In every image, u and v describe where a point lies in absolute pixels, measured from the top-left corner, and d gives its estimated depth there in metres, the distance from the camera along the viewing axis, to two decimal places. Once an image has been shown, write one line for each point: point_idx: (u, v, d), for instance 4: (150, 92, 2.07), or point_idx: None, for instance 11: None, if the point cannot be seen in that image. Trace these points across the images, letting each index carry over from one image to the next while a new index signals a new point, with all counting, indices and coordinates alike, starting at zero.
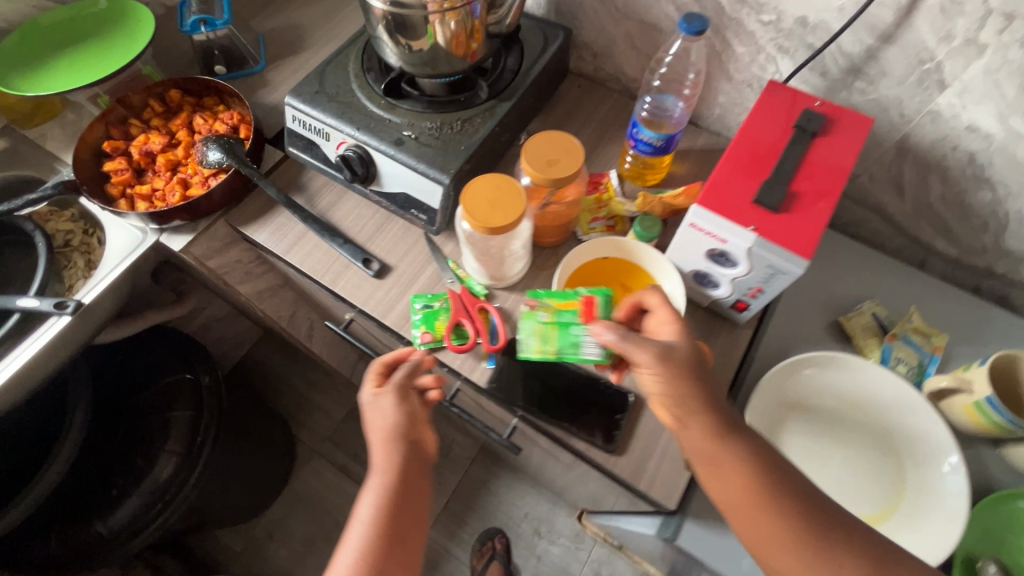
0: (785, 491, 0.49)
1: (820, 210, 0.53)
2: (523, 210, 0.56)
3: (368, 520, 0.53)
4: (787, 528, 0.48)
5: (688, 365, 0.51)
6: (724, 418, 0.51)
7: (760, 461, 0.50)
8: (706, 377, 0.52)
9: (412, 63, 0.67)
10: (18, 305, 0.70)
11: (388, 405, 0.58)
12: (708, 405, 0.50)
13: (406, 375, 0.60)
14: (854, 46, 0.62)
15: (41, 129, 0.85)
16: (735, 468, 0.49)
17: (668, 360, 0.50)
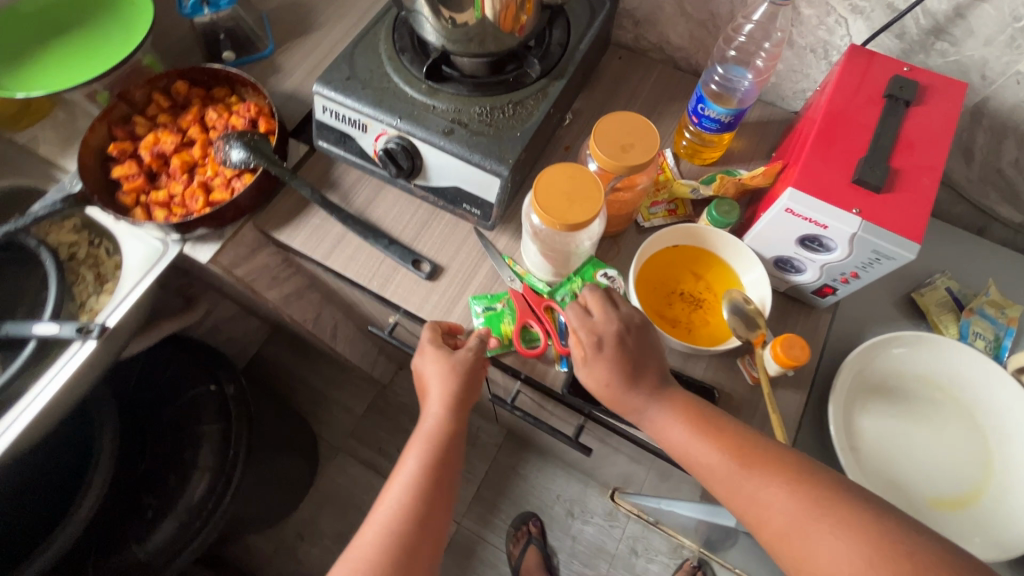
0: (712, 431, 0.51)
1: (925, 186, 0.50)
2: (599, 205, 0.53)
3: (418, 471, 0.56)
4: (713, 466, 0.50)
5: (605, 381, 0.54)
6: (656, 380, 0.54)
7: (681, 410, 0.53)
8: (634, 383, 0.53)
9: (454, 41, 0.61)
10: (35, 332, 0.66)
11: (456, 366, 0.58)
12: (629, 403, 0.54)
13: (476, 355, 0.59)
14: (940, 4, 0.57)
15: (30, 132, 0.76)
16: (663, 428, 0.53)
17: (584, 377, 0.56)
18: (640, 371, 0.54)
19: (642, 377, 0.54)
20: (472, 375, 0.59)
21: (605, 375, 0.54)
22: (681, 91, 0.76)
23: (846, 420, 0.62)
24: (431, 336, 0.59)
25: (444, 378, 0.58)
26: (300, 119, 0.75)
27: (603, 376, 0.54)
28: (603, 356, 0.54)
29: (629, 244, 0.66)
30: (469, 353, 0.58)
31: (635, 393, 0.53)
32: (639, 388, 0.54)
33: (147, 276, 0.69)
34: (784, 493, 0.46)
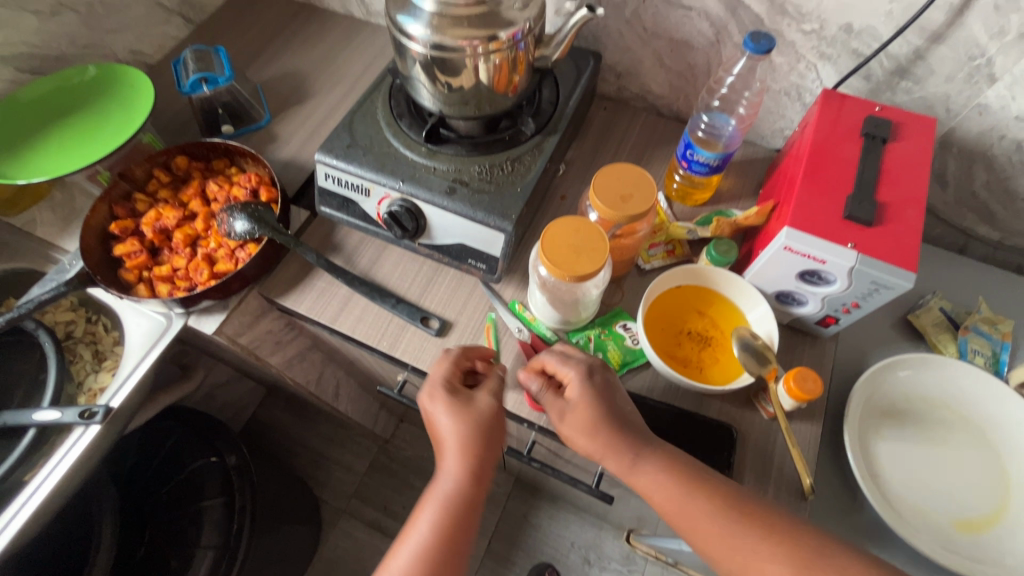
0: (704, 486, 0.49)
1: (913, 218, 0.52)
2: (605, 255, 0.54)
3: (428, 537, 0.52)
4: (712, 524, 0.48)
5: (597, 414, 0.53)
6: (637, 431, 0.53)
7: (666, 463, 0.51)
8: (616, 425, 0.52)
9: (450, 104, 0.63)
10: (35, 419, 0.65)
11: (465, 412, 0.56)
12: (618, 443, 0.52)
13: (492, 400, 0.57)
14: (901, 48, 0.61)
15: (27, 213, 0.77)
16: (654, 481, 0.51)
17: (570, 417, 0.54)
18: (624, 408, 0.54)
19: (623, 422, 0.53)
20: (489, 415, 0.56)
21: (594, 407, 0.53)
22: (666, 137, 0.80)
23: (862, 447, 0.62)
24: (440, 381, 0.57)
25: (465, 421, 0.55)
26: (299, 185, 0.77)
27: (593, 411, 0.53)
28: (592, 386, 0.54)
29: (632, 286, 0.67)
30: (491, 394, 0.57)
31: (623, 430, 0.52)
32: (619, 438, 0.52)
33: (150, 352, 0.68)
34: (782, 553, 0.45)
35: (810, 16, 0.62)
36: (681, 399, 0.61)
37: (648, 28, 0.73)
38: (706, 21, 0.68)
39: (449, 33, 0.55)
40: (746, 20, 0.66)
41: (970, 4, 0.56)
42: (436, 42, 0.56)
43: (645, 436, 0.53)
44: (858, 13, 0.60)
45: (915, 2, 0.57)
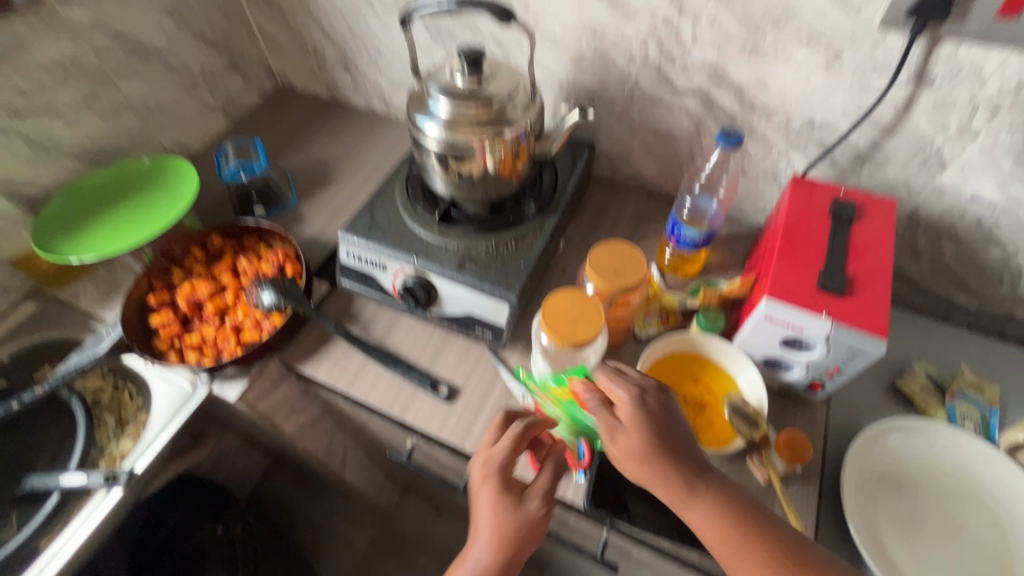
0: (761, 536, 0.49)
1: (881, 289, 0.57)
2: (601, 323, 0.59)
3: None
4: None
5: (649, 440, 0.52)
6: (693, 467, 0.52)
7: (721, 504, 0.50)
8: (671, 452, 0.52)
9: (461, 189, 0.71)
10: (62, 482, 0.69)
11: (512, 505, 0.55)
12: (672, 473, 0.51)
13: (540, 517, 0.55)
14: (860, 139, 0.69)
15: (72, 287, 0.85)
16: (708, 519, 0.50)
17: (621, 440, 0.53)
18: (675, 436, 0.53)
19: (681, 452, 0.52)
20: (531, 524, 0.55)
21: (644, 431, 0.53)
22: (656, 216, 0.87)
23: (862, 512, 0.63)
24: (495, 460, 0.57)
25: (515, 526, 0.54)
26: (322, 260, 0.84)
27: (648, 431, 0.53)
28: (643, 409, 0.54)
29: (629, 353, 0.72)
30: (542, 502, 0.56)
31: (676, 459, 0.52)
32: (675, 473, 0.51)
33: (175, 418, 0.72)
34: None
35: (777, 113, 0.71)
36: None
37: (636, 122, 0.82)
38: (687, 116, 0.77)
39: (461, 132, 0.64)
40: (721, 116, 0.75)
41: (913, 104, 0.64)
42: (450, 139, 0.64)
43: (702, 473, 0.52)
44: (818, 111, 0.69)
45: (866, 102, 0.65)
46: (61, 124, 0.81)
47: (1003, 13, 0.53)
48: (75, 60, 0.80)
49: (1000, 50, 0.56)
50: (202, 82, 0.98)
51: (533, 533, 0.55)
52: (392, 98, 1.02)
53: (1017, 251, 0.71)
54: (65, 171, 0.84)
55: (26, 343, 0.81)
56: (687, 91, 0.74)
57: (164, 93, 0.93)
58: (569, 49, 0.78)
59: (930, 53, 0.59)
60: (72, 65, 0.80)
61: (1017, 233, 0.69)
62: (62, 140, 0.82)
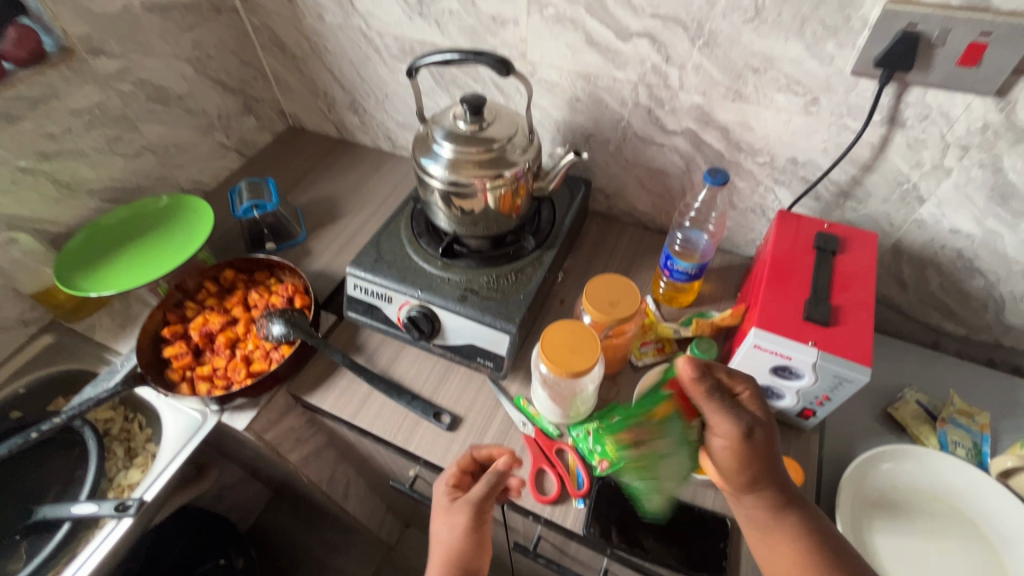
0: (833, 552, 0.52)
1: (864, 319, 0.60)
2: (598, 352, 0.62)
3: None
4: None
5: (750, 452, 0.53)
6: (785, 491, 0.54)
7: (802, 529, 0.53)
8: (765, 466, 0.54)
9: (463, 224, 0.75)
10: (72, 512, 0.70)
11: (444, 513, 0.60)
12: (767, 483, 0.53)
13: (462, 522, 0.58)
14: (841, 176, 0.73)
15: (88, 319, 0.89)
16: (789, 532, 0.53)
17: (727, 447, 0.54)
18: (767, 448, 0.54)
19: (776, 471, 0.54)
20: (456, 530, 0.58)
21: (745, 443, 0.53)
22: (650, 248, 0.91)
23: (856, 539, 0.64)
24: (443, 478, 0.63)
25: (451, 529, 0.58)
26: (329, 293, 0.87)
27: (756, 442, 0.53)
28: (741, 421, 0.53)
29: (627, 381, 0.74)
30: (465, 506, 0.58)
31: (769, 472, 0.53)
32: (772, 488, 0.53)
33: (184, 448, 0.74)
34: None
35: (761, 152, 0.75)
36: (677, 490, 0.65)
37: (630, 160, 0.86)
38: (677, 154, 0.81)
39: (463, 172, 0.68)
40: (710, 154, 0.79)
41: (888, 144, 0.68)
42: (453, 179, 0.68)
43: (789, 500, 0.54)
44: (800, 150, 0.73)
45: (844, 142, 0.69)
46: (86, 166, 0.86)
47: (963, 62, 0.57)
48: (101, 106, 0.85)
49: (964, 95, 0.60)
50: (218, 124, 1.04)
51: (461, 541, 0.57)
52: (398, 138, 1.07)
53: (998, 280, 0.74)
54: (87, 209, 0.88)
55: (42, 374, 0.84)
56: (677, 131, 0.79)
57: (183, 135, 0.98)
58: (564, 93, 0.82)
59: (900, 98, 0.63)
60: (99, 111, 0.85)
61: (996, 264, 0.72)
62: (86, 180, 0.87)
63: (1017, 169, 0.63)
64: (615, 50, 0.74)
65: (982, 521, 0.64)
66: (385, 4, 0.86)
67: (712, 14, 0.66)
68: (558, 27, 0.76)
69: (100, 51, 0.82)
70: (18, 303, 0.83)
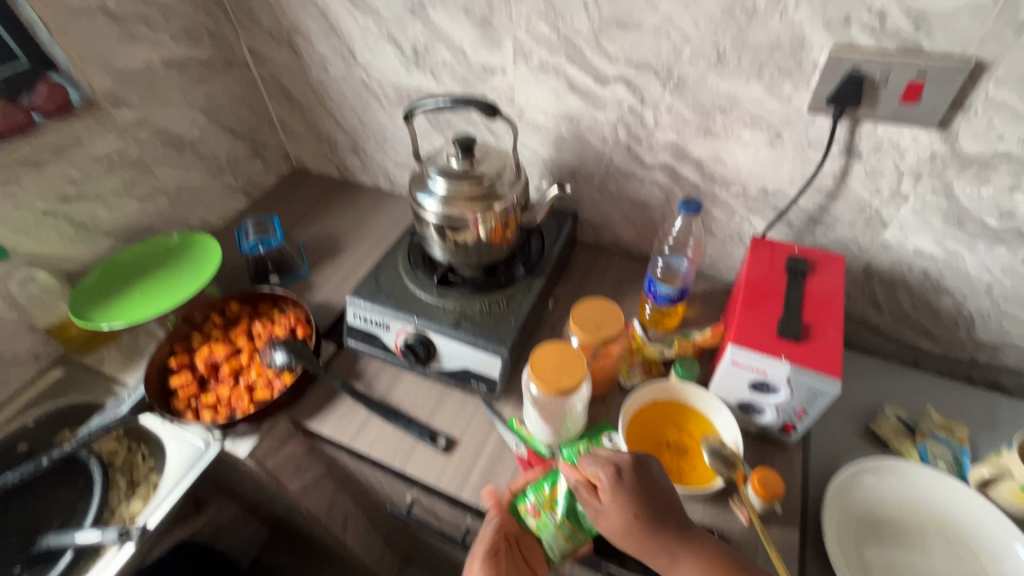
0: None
1: (834, 335, 0.64)
2: (584, 371, 0.65)
3: None
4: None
5: (633, 517, 0.55)
6: (678, 542, 0.55)
7: (711, 568, 0.54)
8: (648, 524, 0.55)
9: (457, 255, 0.80)
10: (76, 540, 0.72)
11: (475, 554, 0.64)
12: (656, 545, 0.55)
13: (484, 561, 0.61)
14: (809, 204, 0.78)
15: (97, 352, 0.92)
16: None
17: (605, 517, 0.57)
18: (657, 507, 0.56)
19: (665, 521, 0.56)
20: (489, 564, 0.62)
21: (623, 513, 0.56)
22: (637, 276, 0.96)
23: (844, 551, 0.65)
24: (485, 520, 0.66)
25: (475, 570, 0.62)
26: (330, 323, 0.91)
27: (632, 510, 0.56)
28: (621, 490, 0.56)
29: (615, 402, 0.77)
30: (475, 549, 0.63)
31: (658, 530, 0.55)
32: (662, 549, 0.55)
33: (187, 475, 0.76)
34: None
35: (734, 183, 0.81)
36: None
37: (614, 193, 0.92)
38: (657, 187, 0.87)
39: (455, 206, 0.73)
40: (687, 185, 0.84)
41: (848, 173, 0.73)
42: (446, 213, 0.73)
43: (687, 547, 0.55)
44: (769, 181, 0.78)
45: (808, 172, 0.75)
46: (103, 208, 0.91)
47: (906, 99, 0.63)
48: (120, 153, 0.91)
49: (911, 128, 0.66)
50: (227, 167, 1.10)
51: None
52: (396, 177, 1.13)
53: (965, 298, 0.78)
54: (103, 247, 0.93)
55: (50, 408, 0.87)
56: (655, 165, 0.85)
57: (194, 178, 1.04)
58: (550, 133, 0.89)
59: (853, 132, 0.69)
60: (118, 157, 0.91)
61: (960, 283, 0.76)
62: (102, 221, 0.92)
63: (968, 194, 0.68)
64: (595, 94, 0.81)
65: (965, 532, 0.66)
66: (384, 56, 0.93)
67: (680, 60, 0.73)
68: (542, 74, 0.83)
69: (121, 102, 0.89)
70: (32, 338, 0.87)
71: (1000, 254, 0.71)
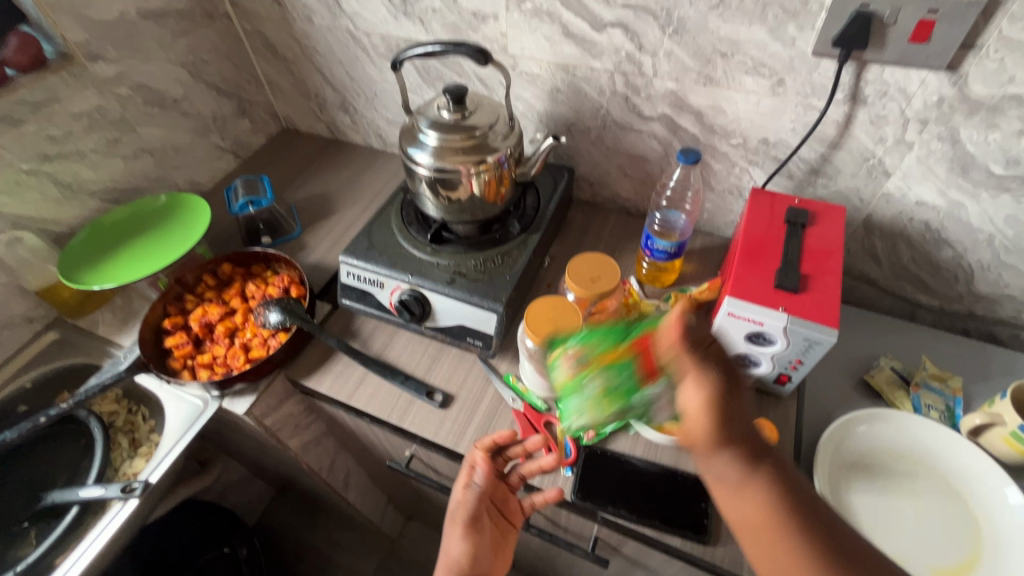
0: (805, 511, 0.49)
1: (832, 286, 0.63)
2: (580, 324, 0.65)
3: None
4: (796, 545, 0.48)
5: (725, 398, 0.50)
6: (754, 446, 0.51)
7: (775, 484, 0.50)
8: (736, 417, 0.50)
9: (450, 212, 0.78)
10: (79, 496, 0.74)
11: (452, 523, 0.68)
12: (738, 440, 0.50)
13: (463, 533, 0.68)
14: (811, 154, 0.77)
15: (91, 316, 0.92)
16: (759, 488, 0.50)
17: (700, 396, 0.50)
18: (740, 417, 0.50)
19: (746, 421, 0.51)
20: (470, 527, 0.68)
21: (710, 410, 0.50)
22: (634, 233, 0.94)
23: (835, 498, 0.66)
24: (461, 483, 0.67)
25: (455, 538, 0.68)
26: (324, 283, 0.90)
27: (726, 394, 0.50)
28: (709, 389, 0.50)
29: None
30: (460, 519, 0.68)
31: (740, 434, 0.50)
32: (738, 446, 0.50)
33: (186, 432, 0.77)
34: None
35: (734, 134, 0.79)
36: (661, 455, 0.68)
37: (611, 147, 0.90)
38: (655, 140, 0.85)
39: (447, 159, 0.71)
40: (686, 137, 0.82)
41: (852, 120, 0.71)
42: (438, 165, 0.71)
43: (761, 454, 0.51)
44: (770, 130, 0.76)
45: (810, 121, 0.73)
46: (86, 167, 0.89)
47: (915, 39, 0.61)
48: (100, 110, 0.88)
49: (918, 71, 0.64)
50: (213, 126, 1.07)
51: (459, 544, 0.68)
52: (388, 135, 1.10)
53: (965, 250, 0.77)
54: (89, 209, 0.91)
55: (46, 369, 0.87)
56: (653, 117, 0.82)
57: (179, 137, 1.02)
58: (545, 84, 0.86)
59: (859, 76, 0.67)
60: (98, 114, 0.88)
61: (962, 234, 0.75)
62: (87, 181, 0.90)
63: (974, 140, 0.66)
64: (590, 40, 0.78)
65: (954, 477, 0.67)
66: (370, 4, 0.89)
67: (680, 2, 0.69)
68: (536, 20, 0.79)
69: (97, 57, 0.85)
70: (23, 300, 0.86)
71: (1004, 202, 0.70)
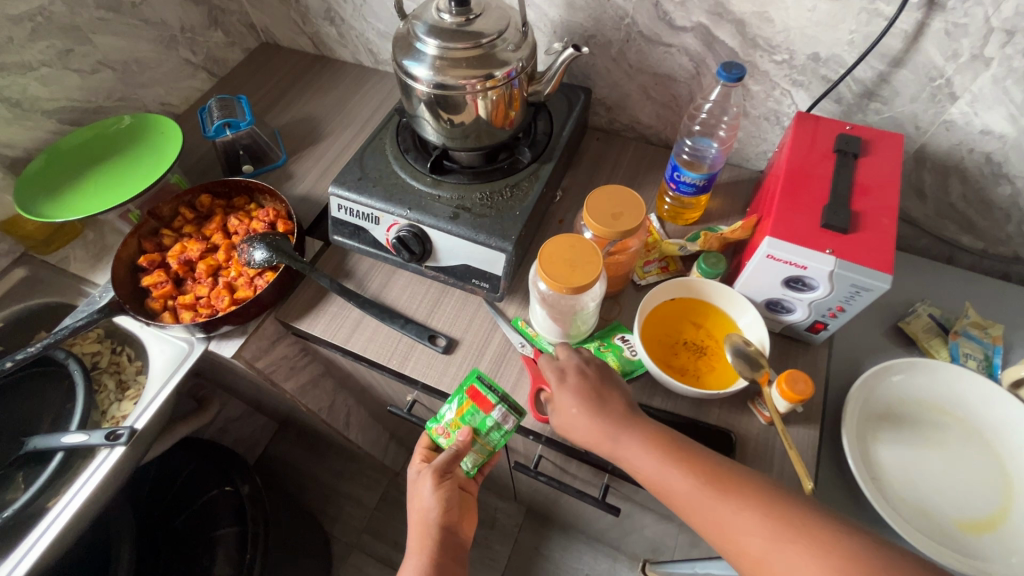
0: (682, 453, 0.52)
1: (885, 225, 0.56)
2: (599, 267, 0.58)
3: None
4: (680, 487, 0.51)
5: (576, 402, 0.56)
6: (615, 418, 0.55)
7: (649, 439, 0.53)
8: (598, 411, 0.55)
9: (452, 138, 0.69)
10: (63, 442, 0.70)
11: (427, 487, 0.62)
12: (606, 430, 0.55)
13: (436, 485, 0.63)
14: (866, 73, 0.67)
15: (62, 250, 0.84)
16: (636, 448, 0.53)
17: (557, 413, 0.58)
18: (606, 391, 0.57)
19: (609, 402, 0.56)
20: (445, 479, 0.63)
21: (579, 399, 0.56)
22: (654, 163, 0.85)
23: (861, 449, 0.63)
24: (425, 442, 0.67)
25: (425, 492, 0.62)
26: (314, 218, 0.82)
27: (578, 401, 0.56)
28: (572, 382, 0.58)
29: (629, 301, 0.71)
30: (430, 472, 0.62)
31: (607, 410, 0.55)
32: (598, 426, 0.55)
33: (172, 376, 0.73)
34: (757, 519, 0.47)
35: (779, 48, 0.68)
36: (681, 405, 0.63)
37: (634, 64, 0.79)
38: (686, 56, 0.74)
39: (449, 73, 0.61)
40: (722, 53, 0.72)
41: (923, 31, 0.61)
42: (438, 81, 0.61)
43: (628, 422, 0.55)
44: (823, 44, 0.66)
45: (873, 31, 0.63)
46: (37, 82, 0.78)
47: None
48: (45, 13, 0.76)
49: None
50: (181, 36, 0.94)
51: (429, 497, 0.63)
52: (379, 50, 0.98)
53: None
54: (45, 130, 0.81)
55: (20, 308, 0.82)
56: (686, 28, 0.71)
57: (142, 49, 0.90)
58: None
59: None
60: (42, 18, 0.76)
61: None
62: (39, 99, 0.79)
63: None
64: None
65: (993, 432, 0.63)
66: None
67: None
68: None
69: None
70: None
71: None
